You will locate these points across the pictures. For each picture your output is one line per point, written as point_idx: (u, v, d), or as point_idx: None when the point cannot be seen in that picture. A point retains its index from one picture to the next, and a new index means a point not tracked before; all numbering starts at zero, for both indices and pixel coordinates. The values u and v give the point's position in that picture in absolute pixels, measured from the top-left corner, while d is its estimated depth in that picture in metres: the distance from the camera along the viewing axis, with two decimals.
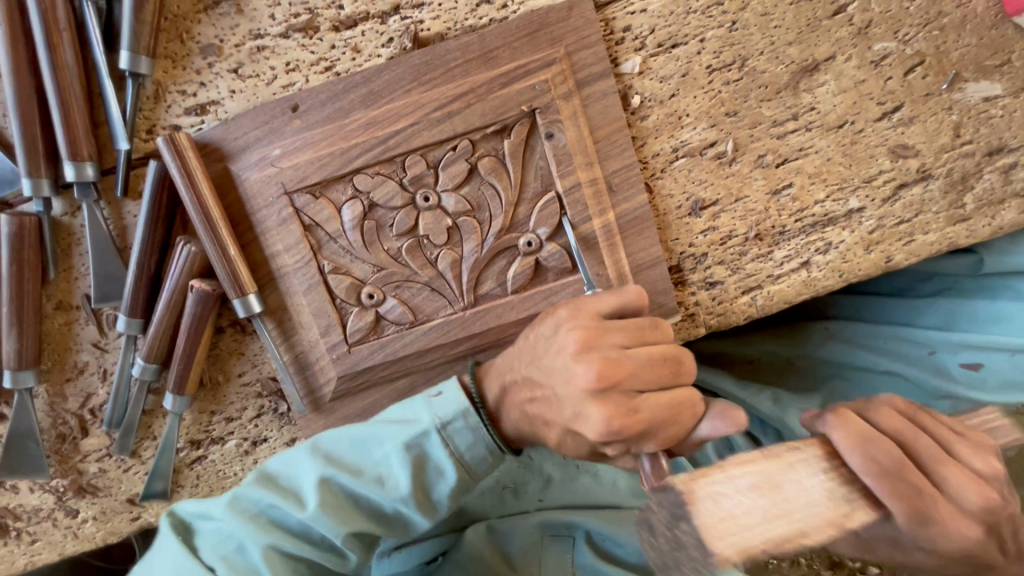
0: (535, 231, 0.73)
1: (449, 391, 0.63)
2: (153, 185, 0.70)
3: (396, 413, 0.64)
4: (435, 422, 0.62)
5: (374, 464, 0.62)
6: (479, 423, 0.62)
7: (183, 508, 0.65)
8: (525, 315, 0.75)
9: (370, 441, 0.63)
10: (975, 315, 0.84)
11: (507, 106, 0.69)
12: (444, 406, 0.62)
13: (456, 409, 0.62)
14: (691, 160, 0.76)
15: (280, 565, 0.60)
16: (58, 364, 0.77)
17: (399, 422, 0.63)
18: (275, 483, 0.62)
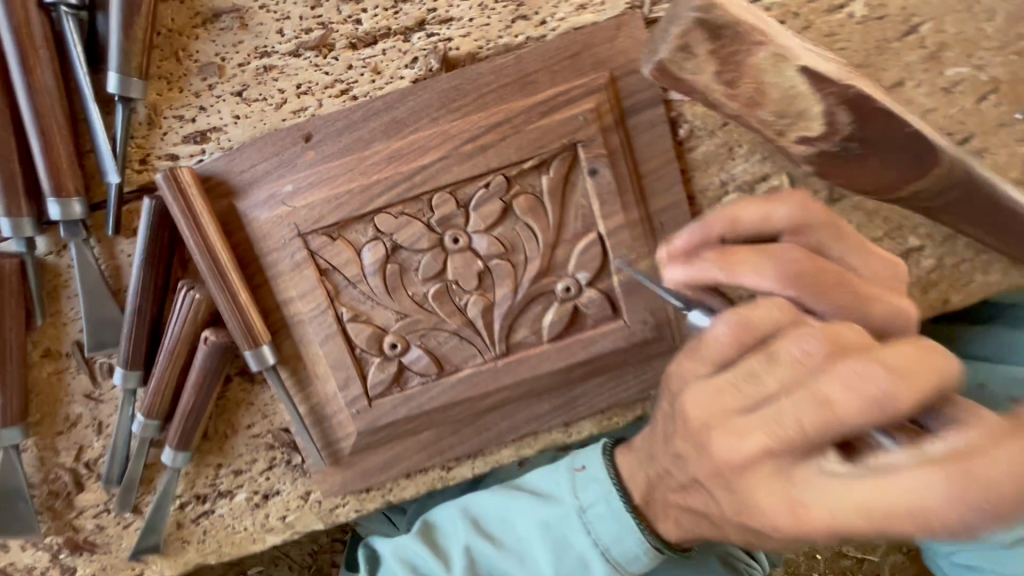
0: (573, 275, 0.67)
1: (592, 466, 0.63)
2: (150, 225, 0.62)
3: (540, 484, 0.66)
4: (575, 505, 0.62)
5: (515, 543, 0.66)
6: (624, 517, 0.60)
7: (370, 544, 0.76)
8: (561, 365, 0.69)
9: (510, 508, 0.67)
10: None
11: (547, 139, 0.62)
12: (586, 492, 0.62)
13: (592, 501, 0.61)
14: (743, 195, 0.70)
15: None
16: (48, 417, 0.70)
17: (547, 499, 0.65)
18: (432, 538, 0.70)
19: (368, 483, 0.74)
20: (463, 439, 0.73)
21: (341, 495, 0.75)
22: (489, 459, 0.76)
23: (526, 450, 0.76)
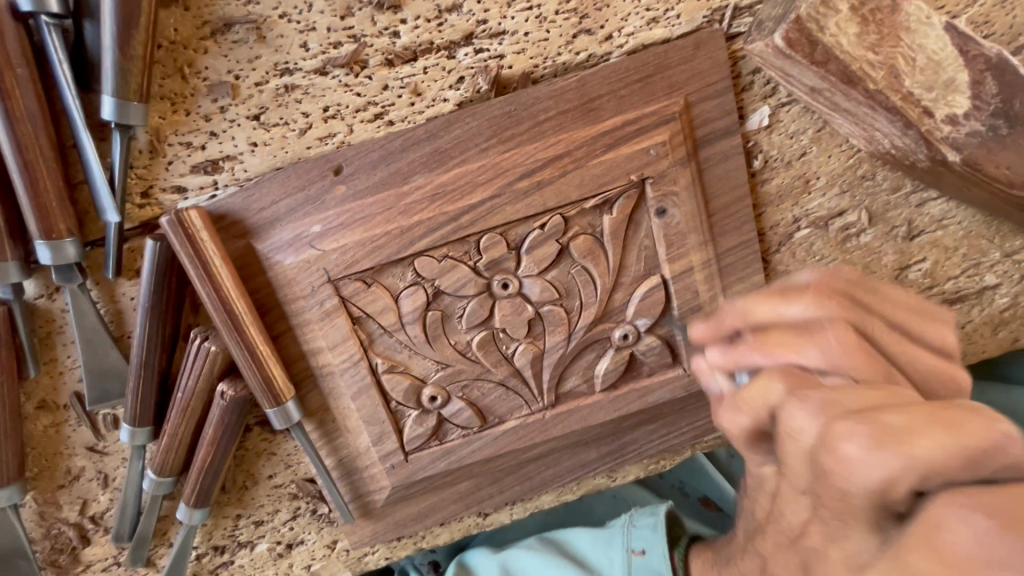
0: (632, 321, 0.60)
1: (652, 552, 0.66)
2: (154, 270, 0.54)
3: (594, 547, 0.71)
4: (630, 552, 0.68)
5: None
6: None
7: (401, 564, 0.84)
8: (614, 416, 0.63)
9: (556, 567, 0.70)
10: None
11: (612, 175, 0.55)
12: (647, 563, 0.66)
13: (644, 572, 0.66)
14: (815, 231, 0.63)
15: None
16: (47, 470, 0.63)
17: (597, 561, 0.70)
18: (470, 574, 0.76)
19: (399, 534, 0.69)
20: (503, 489, 0.68)
21: (370, 545, 0.70)
22: (529, 505, 0.72)
23: (566, 495, 0.72)
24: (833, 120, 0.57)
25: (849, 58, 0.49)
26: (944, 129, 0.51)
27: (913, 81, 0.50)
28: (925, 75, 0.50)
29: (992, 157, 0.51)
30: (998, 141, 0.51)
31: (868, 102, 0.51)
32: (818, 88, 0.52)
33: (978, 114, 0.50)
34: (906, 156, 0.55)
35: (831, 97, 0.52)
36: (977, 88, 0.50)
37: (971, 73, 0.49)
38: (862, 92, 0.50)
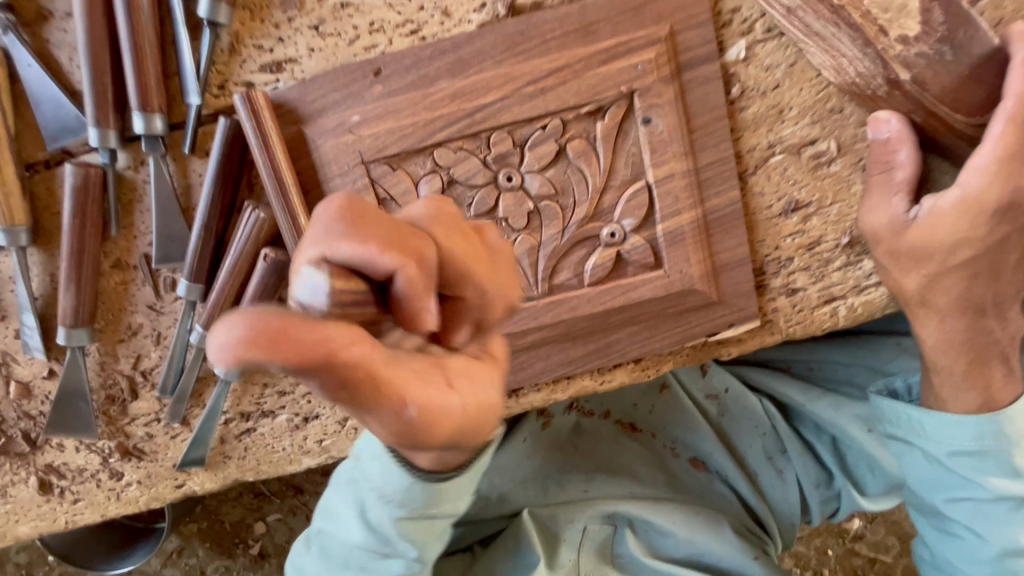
0: (619, 221, 0.69)
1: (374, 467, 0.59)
2: (222, 143, 0.66)
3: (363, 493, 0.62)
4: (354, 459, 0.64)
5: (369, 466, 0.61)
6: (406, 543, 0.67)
7: None
8: (600, 310, 0.71)
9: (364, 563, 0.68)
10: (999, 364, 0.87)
11: (606, 86, 0.65)
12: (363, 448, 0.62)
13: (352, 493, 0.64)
14: (789, 157, 0.72)
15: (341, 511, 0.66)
16: (112, 325, 0.75)
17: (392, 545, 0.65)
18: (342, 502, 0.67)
19: None
20: None
21: None
22: (522, 402, 0.79)
23: (556, 396, 0.79)
24: (807, 48, 0.66)
25: None
26: (896, 48, 0.60)
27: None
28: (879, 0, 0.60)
29: (938, 78, 0.61)
30: (941, 65, 0.60)
31: (833, 19, 0.61)
32: (794, 7, 0.63)
33: (926, 39, 0.60)
34: (868, 85, 0.64)
35: (806, 15, 0.63)
36: (925, 16, 0.59)
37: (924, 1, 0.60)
38: (827, 9, 0.60)
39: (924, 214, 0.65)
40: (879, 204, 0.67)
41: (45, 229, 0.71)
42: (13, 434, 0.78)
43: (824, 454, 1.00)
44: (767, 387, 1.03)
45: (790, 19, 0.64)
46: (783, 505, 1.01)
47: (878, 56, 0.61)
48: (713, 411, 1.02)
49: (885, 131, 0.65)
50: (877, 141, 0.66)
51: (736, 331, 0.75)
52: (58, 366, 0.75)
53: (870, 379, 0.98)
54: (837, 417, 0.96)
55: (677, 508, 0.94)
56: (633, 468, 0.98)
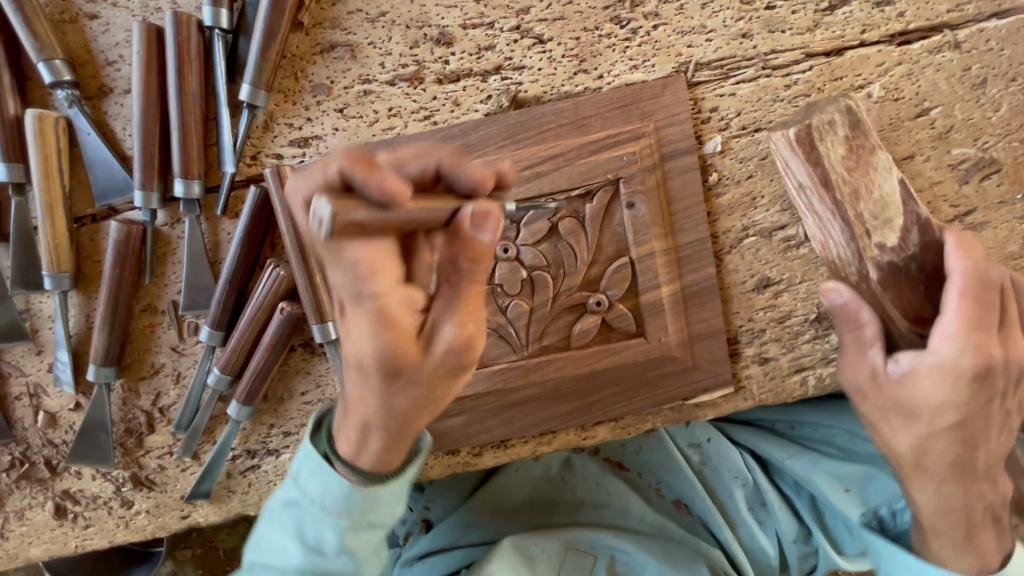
0: (604, 292, 0.76)
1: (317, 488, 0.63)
2: (251, 208, 0.75)
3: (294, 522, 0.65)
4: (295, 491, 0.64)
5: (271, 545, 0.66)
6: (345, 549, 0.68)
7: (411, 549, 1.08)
8: (585, 370, 0.78)
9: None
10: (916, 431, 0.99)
11: (596, 173, 0.73)
12: (304, 482, 0.63)
13: (294, 516, 0.65)
14: (761, 240, 0.79)
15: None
16: (136, 363, 0.82)
17: (329, 564, 0.65)
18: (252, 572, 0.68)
19: None
20: (488, 429, 0.81)
21: None
22: (509, 451, 0.84)
23: (543, 448, 0.84)
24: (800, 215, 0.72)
25: (838, 171, 0.67)
26: (874, 252, 0.67)
27: (865, 207, 0.67)
28: (874, 206, 0.67)
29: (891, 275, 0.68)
30: (901, 271, 0.68)
31: (834, 208, 0.67)
32: (804, 184, 0.69)
33: (897, 252, 0.67)
34: (843, 269, 0.70)
35: (811, 198, 0.69)
36: (903, 237, 0.67)
37: (905, 222, 0.68)
38: (831, 198, 0.67)
39: (903, 371, 0.67)
40: (857, 360, 0.71)
41: (86, 274, 0.79)
42: (36, 460, 0.84)
43: (802, 509, 1.04)
44: (748, 442, 1.08)
45: (800, 193, 0.70)
46: (763, 556, 1.04)
47: (858, 254, 0.68)
48: (696, 458, 1.08)
49: (839, 299, 0.69)
50: (835, 305, 0.70)
51: (711, 395, 0.81)
52: (84, 399, 0.82)
53: (848, 439, 1.04)
54: (812, 474, 1.02)
55: (657, 540, 1.03)
56: (619, 501, 1.07)
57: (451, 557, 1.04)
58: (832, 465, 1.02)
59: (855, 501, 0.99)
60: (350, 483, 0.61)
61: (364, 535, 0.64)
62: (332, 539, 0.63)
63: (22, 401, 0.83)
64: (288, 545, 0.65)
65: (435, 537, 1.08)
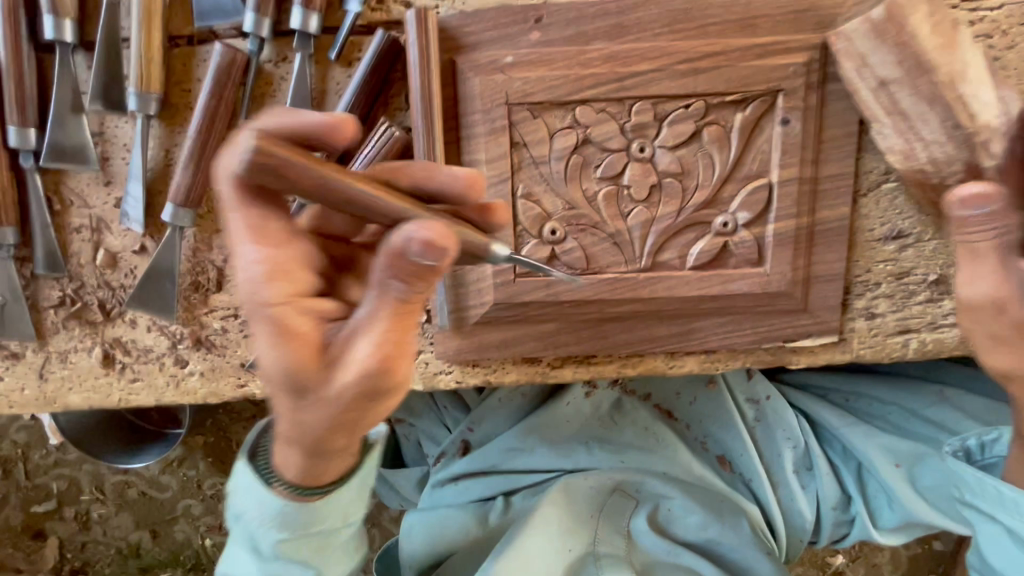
0: (734, 213, 0.71)
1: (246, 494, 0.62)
2: (374, 55, 0.67)
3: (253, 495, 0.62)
4: (241, 511, 0.63)
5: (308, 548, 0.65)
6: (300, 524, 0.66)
7: (449, 469, 1.08)
8: (695, 294, 0.74)
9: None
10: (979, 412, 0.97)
11: (756, 80, 0.67)
12: (250, 506, 0.62)
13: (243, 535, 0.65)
14: (901, 187, 0.74)
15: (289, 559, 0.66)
16: (214, 213, 0.75)
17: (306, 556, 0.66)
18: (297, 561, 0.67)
19: (480, 357, 0.78)
20: (578, 341, 0.77)
21: (448, 362, 0.79)
22: (592, 368, 0.80)
23: (626, 370, 0.80)
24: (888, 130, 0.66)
25: (921, 48, 0.61)
26: (982, 133, 0.62)
27: (963, 88, 0.62)
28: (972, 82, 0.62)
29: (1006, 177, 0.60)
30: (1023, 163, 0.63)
31: (928, 94, 0.63)
32: (888, 80, 0.64)
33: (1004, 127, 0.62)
34: (939, 171, 0.65)
35: (895, 92, 0.64)
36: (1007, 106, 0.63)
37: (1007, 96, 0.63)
38: (928, 83, 0.62)
39: None
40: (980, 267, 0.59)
41: (172, 103, 0.71)
42: (88, 301, 0.78)
43: (846, 480, 1.03)
44: (803, 404, 1.06)
45: (878, 93, 0.65)
46: (798, 519, 1.03)
47: (966, 138, 0.62)
48: (751, 414, 1.03)
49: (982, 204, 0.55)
50: (974, 217, 0.56)
51: (813, 342, 0.78)
52: (150, 243, 0.75)
53: (905, 417, 1.02)
54: (867, 445, 1.00)
55: (700, 490, 1.00)
56: (665, 451, 1.02)
57: (491, 482, 1.03)
58: (886, 438, 1.00)
59: (902, 476, 0.98)
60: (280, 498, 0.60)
61: (308, 544, 0.64)
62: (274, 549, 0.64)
63: (81, 235, 0.76)
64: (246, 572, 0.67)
65: (472, 461, 1.06)
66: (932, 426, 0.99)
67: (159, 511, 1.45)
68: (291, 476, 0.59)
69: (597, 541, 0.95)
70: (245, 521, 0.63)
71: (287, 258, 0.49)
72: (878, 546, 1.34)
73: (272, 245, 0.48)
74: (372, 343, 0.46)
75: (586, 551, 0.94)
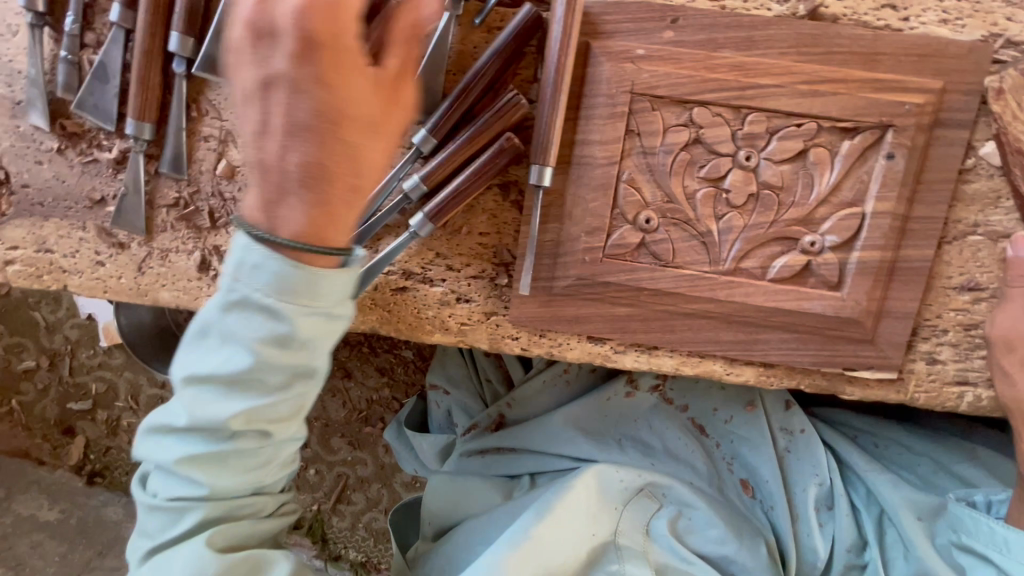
0: (823, 235, 0.74)
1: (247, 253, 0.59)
2: (517, 27, 0.72)
3: (273, 282, 0.59)
4: (228, 278, 0.61)
5: (246, 385, 0.62)
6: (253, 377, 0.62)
7: (477, 441, 1.12)
8: (770, 305, 0.76)
9: (218, 389, 0.63)
10: (999, 475, 1.01)
11: (871, 111, 0.70)
12: (231, 259, 0.60)
13: (233, 318, 0.61)
14: (986, 241, 0.77)
15: (225, 394, 0.63)
16: None
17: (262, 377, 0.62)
18: (242, 388, 0.63)
19: (550, 328, 0.81)
20: (646, 330, 0.80)
21: (520, 327, 0.82)
22: (653, 360, 0.83)
23: (684, 368, 0.83)
24: None
25: None
26: None
27: None
28: None
29: None
30: None
31: None
32: None
33: None
34: None
35: None
36: None
37: None
38: None
39: None
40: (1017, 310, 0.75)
41: None
42: (200, 206, 0.83)
43: (865, 524, 1.04)
44: (829, 441, 1.10)
45: None
46: (811, 556, 1.03)
47: None
48: (781, 443, 1.06)
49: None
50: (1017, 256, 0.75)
51: (871, 375, 0.80)
52: None
53: (924, 469, 1.06)
54: (893, 495, 1.01)
55: (722, 508, 0.99)
56: (691, 463, 1.03)
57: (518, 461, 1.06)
58: (910, 486, 1.03)
59: (923, 530, 0.98)
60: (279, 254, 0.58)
61: (311, 320, 0.61)
62: (259, 323, 0.60)
63: (208, 144, 0.82)
64: (206, 360, 0.63)
65: (504, 437, 1.09)
66: (953, 482, 1.03)
67: None
68: (292, 230, 0.57)
69: (618, 532, 0.93)
70: (239, 294, 0.60)
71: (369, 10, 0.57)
72: None
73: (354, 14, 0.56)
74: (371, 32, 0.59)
75: (608, 540, 0.92)
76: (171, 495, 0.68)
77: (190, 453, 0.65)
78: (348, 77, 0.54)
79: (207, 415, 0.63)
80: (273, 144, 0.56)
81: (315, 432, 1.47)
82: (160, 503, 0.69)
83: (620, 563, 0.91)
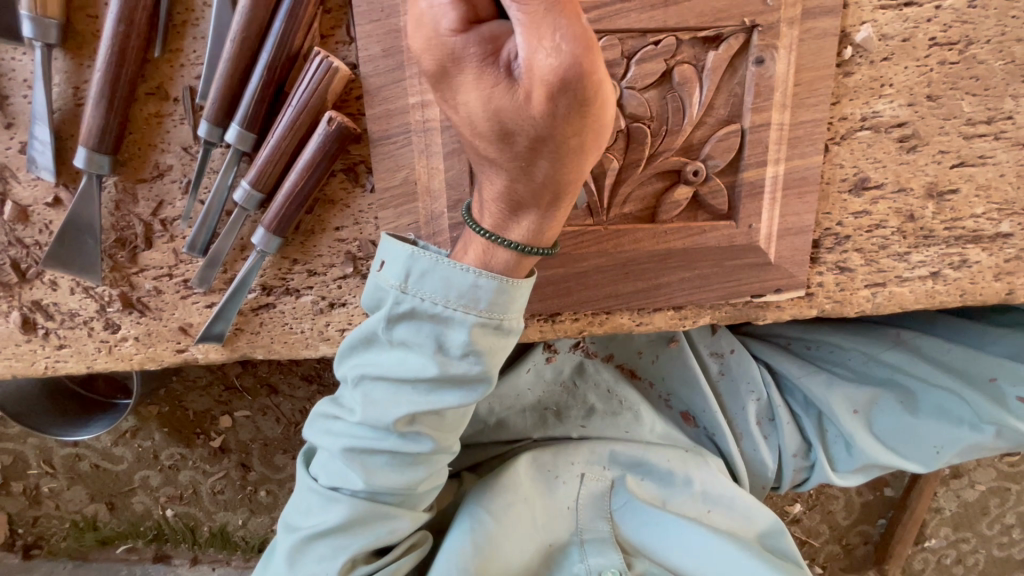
0: (704, 161, 0.67)
1: (404, 255, 0.58)
2: None
3: (437, 289, 0.57)
4: (396, 290, 0.58)
5: (385, 392, 0.61)
6: (430, 390, 0.60)
7: None
8: (661, 246, 0.71)
9: (408, 392, 0.60)
10: (933, 352, 0.97)
11: (730, 13, 0.62)
12: (391, 271, 0.58)
13: (409, 325, 0.58)
14: (875, 135, 0.72)
15: (384, 399, 0.61)
16: (137, 160, 0.68)
17: (450, 375, 0.58)
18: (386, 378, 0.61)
19: None
20: (542, 299, 0.73)
21: None
22: (557, 326, 0.77)
23: (592, 328, 0.77)
24: None
25: None
26: None
27: None
28: None
29: None
30: None
31: None
32: None
33: None
34: None
35: None
36: None
37: None
38: None
39: None
40: None
41: (75, 31, 0.63)
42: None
43: (806, 427, 1.03)
44: (766, 357, 1.04)
45: None
46: (761, 470, 1.04)
47: None
48: (715, 369, 1.01)
49: None
50: None
51: (780, 296, 0.76)
52: (65, 194, 0.68)
53: (865, 360, 1.00)
54: (828, 396, 0.99)
55: (668, 449, 0.94)
56: (633, 410, 0.95)
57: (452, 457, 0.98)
58: (847, 382, 1.00)
59: (860, 423, 0.98)
60: (478, 273, 0.56)
61: (492, 338, 0.58)
62: (458, 338, 0.57)
63: None
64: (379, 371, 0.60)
65: None
66: (892, 367, 0.98)
67: (114, 483, 1.39)
68: (517, 233, 0.55)
69: (580, 528, 0.89)
70: (407, 304, 0.58)
71: (546, 17, 0.39)
72: (833, 493, 1.38)
73: (531, 26, 0.40)
74: (555, 42, 0.40)
75: (570, 535, 0.88)
76: (324, 500, 0.67)
77: (369, 447, 0.63)
78: (606, 111, 0.45)
79: (394, 415, 0.60)
80: (476, 99, 0.45)
81: (253, 455, 1.37)
82: (330, 490, 0.66)
83: (584, 560, 0.87)
